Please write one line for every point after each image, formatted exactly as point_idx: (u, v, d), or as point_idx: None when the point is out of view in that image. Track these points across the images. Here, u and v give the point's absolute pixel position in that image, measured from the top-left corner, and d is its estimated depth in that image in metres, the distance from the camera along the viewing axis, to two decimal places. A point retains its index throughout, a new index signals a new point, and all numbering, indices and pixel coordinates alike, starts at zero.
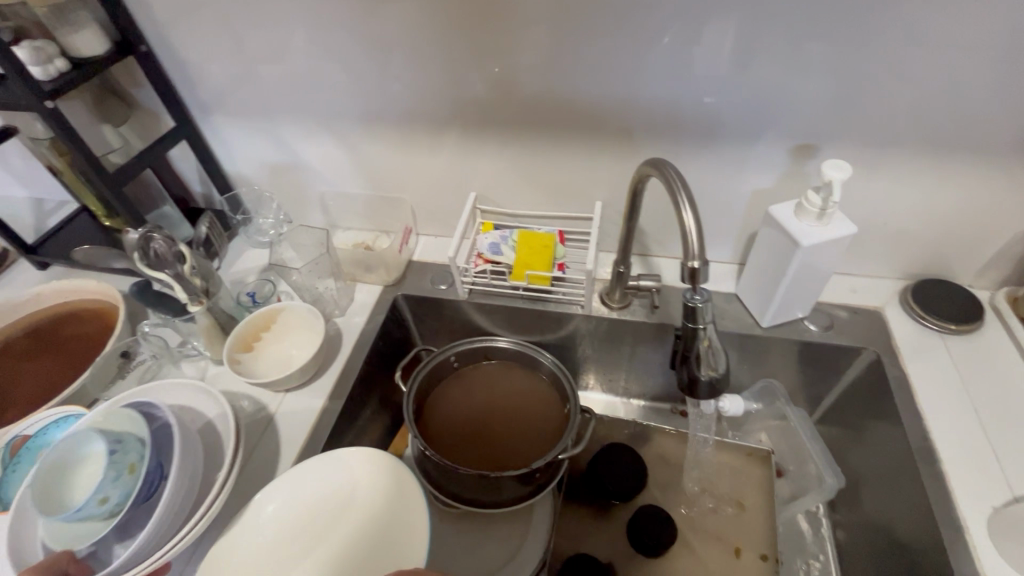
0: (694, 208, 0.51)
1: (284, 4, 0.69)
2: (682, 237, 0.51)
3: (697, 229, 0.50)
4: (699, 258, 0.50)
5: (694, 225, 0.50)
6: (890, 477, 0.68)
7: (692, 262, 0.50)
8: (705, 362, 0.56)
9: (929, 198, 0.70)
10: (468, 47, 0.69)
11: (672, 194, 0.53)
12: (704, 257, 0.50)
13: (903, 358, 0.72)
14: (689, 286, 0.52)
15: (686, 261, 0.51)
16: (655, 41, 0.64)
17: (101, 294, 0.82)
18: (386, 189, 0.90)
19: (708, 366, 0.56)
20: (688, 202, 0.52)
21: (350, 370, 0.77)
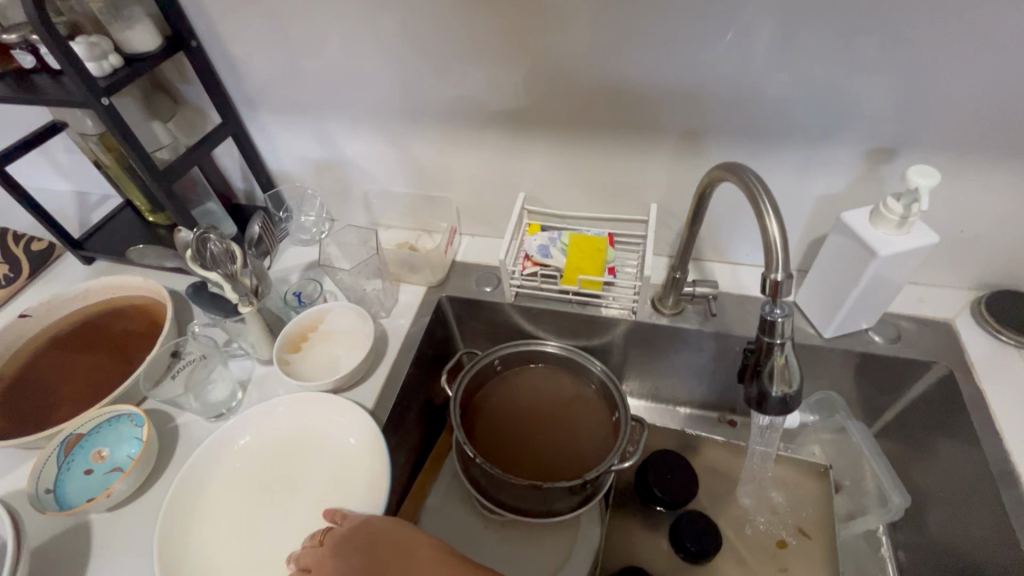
0: (778, 217, 0.48)
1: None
2: (766, 247, 0.48)
3: (783, 240, 0.47)
4: (783, 271, 0.47)
5: (779, 236, 0.47)
6: (962, 499, 0.65)
7: (774, 275, 0.48)
8: (780, 379, 0.53)
9: (1012, 206, 0.66)
10: (525, 43, 0.66)
11: (752, 201, 0.50)
12: (788, 270, 0.48)
13: (978, 375, 0.68)
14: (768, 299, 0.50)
15: (768, 273, 0.48)
16: (726, 36, 0.61)
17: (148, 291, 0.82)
18: (431, 188, 0.88)
19: (784, 383, 0.54)
20: (773, 211, 0.48)
21: (397, 373, 0.76)
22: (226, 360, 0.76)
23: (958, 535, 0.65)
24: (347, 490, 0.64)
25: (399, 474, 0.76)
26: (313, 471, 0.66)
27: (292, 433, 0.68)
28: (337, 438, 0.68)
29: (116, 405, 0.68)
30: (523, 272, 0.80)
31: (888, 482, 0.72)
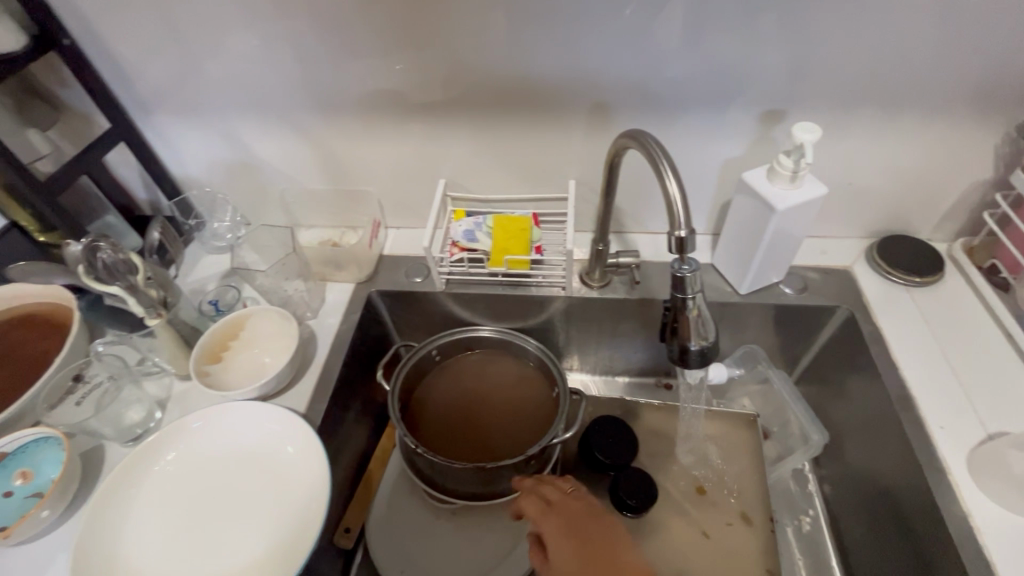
0: (677, 177, 0.50)
1: None
2: (669, 206, 0.50)
3: (682, 198, 0.49)
4: (686, 228, 0.50)
5: (679, 195, 0.49)
6: (870, 427, 0.71)
7: (679, 233, 0.50)
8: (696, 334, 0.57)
9: (890, 156, 0.72)
10: (427, 25, 0.66)
11: (654, 165, 0.52)
12: (690, 226, 0.50)
13: (875, 314, 0.74)
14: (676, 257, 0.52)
15: (673, 231, 0.50)
16: (621, 9, 0.62)
17: (47, 301, 0.75)
18: (350, 182, 0.85)
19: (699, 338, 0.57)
20: (672, 171, 0.51)
21: (329, 373, 0.73)
22: (140, 380, 0.71)
23: (871, 461, 0.70)
24: (275, 492, 0.62)
25: (341, 477, 0.74)
26: (240, 481, 0.63)
27: (215, 446, 0.65)
28: (264, 443, 0.65)
29: (43, 427, 0.62)
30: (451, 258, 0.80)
31: (809, 423, 0.78)
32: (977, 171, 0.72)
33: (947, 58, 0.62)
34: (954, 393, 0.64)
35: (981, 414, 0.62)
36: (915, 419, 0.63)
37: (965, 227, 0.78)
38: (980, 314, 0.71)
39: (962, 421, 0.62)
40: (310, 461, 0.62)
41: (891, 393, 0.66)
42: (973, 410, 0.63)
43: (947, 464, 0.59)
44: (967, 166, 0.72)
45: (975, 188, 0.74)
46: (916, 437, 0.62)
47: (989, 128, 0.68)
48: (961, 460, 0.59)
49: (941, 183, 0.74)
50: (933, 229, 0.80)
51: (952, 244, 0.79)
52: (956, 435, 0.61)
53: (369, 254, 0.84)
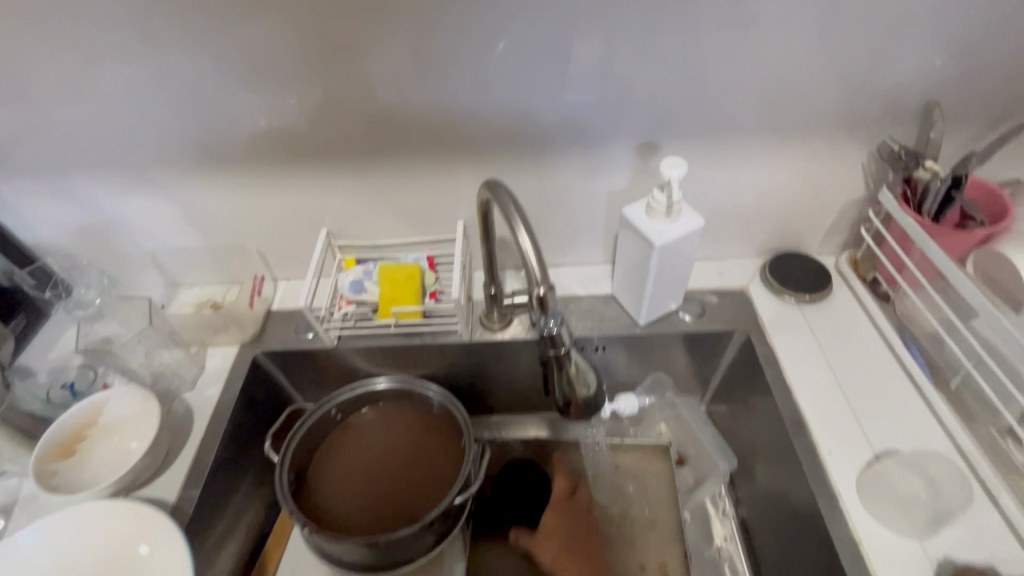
0: (529, 231, 0.49)
1: (48, 44, 0.59)
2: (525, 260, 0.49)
3: (536, 253, 0.48)
4: (544, 284, 0.48)
5: (532, 251, 0.48)
6: (770, 449, 0.70)
7: (538, 290, 0.49)
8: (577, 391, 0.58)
9: (767, 179, 0.73)
10: (283, 69, 0.62)
11: (507, 219, 0.50)
12: (549, 281, 0.49)
13: (769, 335, 0.74)
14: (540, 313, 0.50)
15: (533, 289, 0.49)
16: (482, 48, 0.61)
17: None
18: (228, 237, 0.80)
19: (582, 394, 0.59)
20: (524, 225, 0.49)
21: (205, 452, 0.67)
22: None
23: (773, 487, 0.69)
24: None
25: (226, 563, 0.67)
26: None
27: (60, 554, 0.58)
28: (116, 543, 0.58)
29: None
30: (339, 312, 0.77)
31: (715, 450, 0.80)
32: (850, 188, 0.74)
33: (802, 83, 0.64)
34: (843, 413, 0.65)
35: (867, 432, 0.63)
36: (807, 443, 0.63)
37: (849, 240, 0.80)
38: (866, 327, 0.73)
39: (850, 442, 0.62)
40: (167, 558, 0.56)
41: (784, 416, 0.66)
42: (861, 428, 0.63)
43: (839, 489, 0.59)
44: (839, 184, 0.74)
45: (850, 205, 0.76)
46: (808, 461, 0.62)
47: (853, 148, 0.70)
48: (852, 483, 0.59)
49: (818, 201, 0.76)
50: (820, 244, 0.82)
51: (839, 258, 0.81)
52: (846, 457, 0.61)
53: (253, 313, 0.79)
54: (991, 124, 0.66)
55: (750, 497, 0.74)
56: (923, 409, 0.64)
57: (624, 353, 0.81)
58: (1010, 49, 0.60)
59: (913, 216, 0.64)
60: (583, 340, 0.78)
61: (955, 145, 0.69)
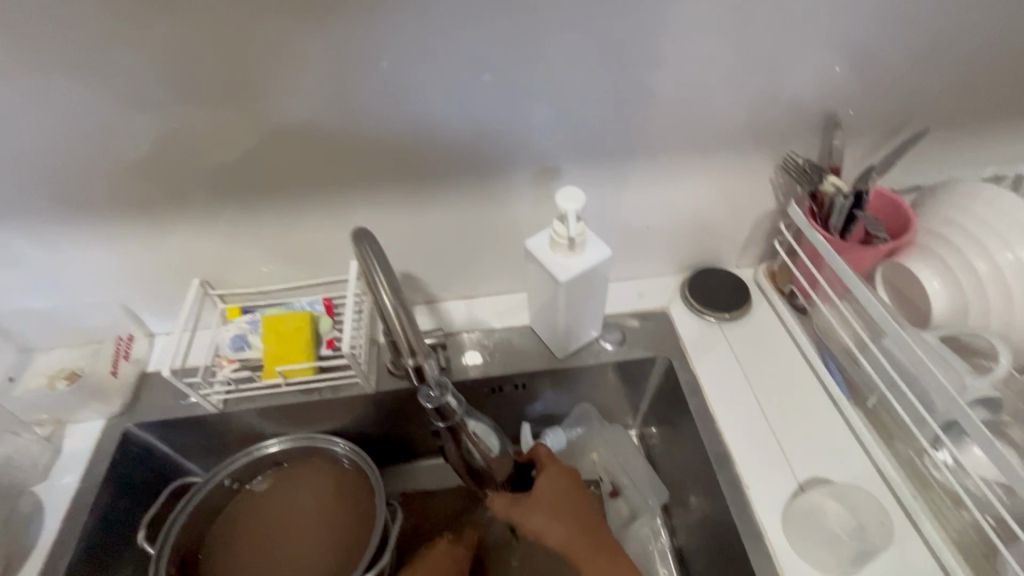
0: (396, 297, 0.44)
1: None
2: (398, 328, 0.45)
3: (404, 321, 0.44)
4: (418, 354, 0.45)
5: (400, 318, 0.44)
6: (697, 480, 0.67)
7: (412, 362, 0.45)
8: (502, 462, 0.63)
9: (677, 197, 0.70)
10: (118, 105, 0.54)
11: (372, 284, 0.46)
12: (424, 349, 0.45)
13: (692, 359, 0.71)
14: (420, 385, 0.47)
15: (406, 360, 0.45)
16: (352, 74, 0.54)
17: None
18: (86, 294, 0.70)
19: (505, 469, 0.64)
20: (394, 289, 0.45)
21: (60, 556, 0.58)
22: None
23: (704, 521, 0.66)
24: None
25: None
26: None
27: None
28: None
29: None
30: (219, 374, 0.67)
31: (646, 485, 0.75)
32: (762, 202, 0.72)
33: (704, 100, 0.60)
34: (767, 441, 0.62)
35: (791, 461, 0.60)
36: (732, 477, 0.60)
37: (766, 252, 0.78)
38: (785, 344, 0.71)
39: (774, 473, 0.60)
40: None
41: (708, 449, 0.63)
42: (784, 457, 0.61)
43: (765, 528, 0.56)
44: (750, 198, 0.71)
45: (764, 218, 0.74)
46: (734, 497, 0.59)
47: (761, 162, 0.67)
48: (777, 521, 0.56)
49: (731, 216, 0.73)
50: (739, 258, 0.80)
51: (757, 270, 0.79)
52: (770, 491, 0.58)
53: (119, 381, 0.68)
54: (890, 134, 0.65)
55: (685, 530, 0.71)
56: (844, 430, 0.62)
57: (547, 386, 0.75)
58: (902, 59, 0.59)
59: (822, 232, 0.62)
60: (500, 379, 0.73)
61: (859, 155, 0.68)
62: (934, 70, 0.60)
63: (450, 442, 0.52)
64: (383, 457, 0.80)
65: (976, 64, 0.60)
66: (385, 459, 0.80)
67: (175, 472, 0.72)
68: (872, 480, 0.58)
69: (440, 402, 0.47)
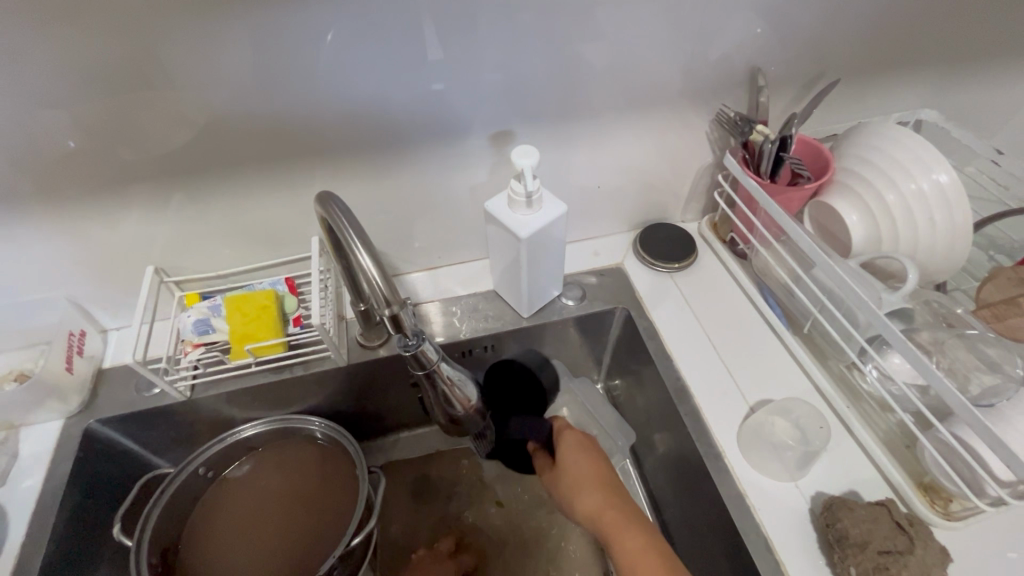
0: (369, 250, 0.47)
1: None
2: (369, 282, 0.47)
3: (379, 271, 0.46)
4: (394, 303, 0.47)
5: (374, 269, 0.46)
6: (659, 417, 0.73)
7: (389, 310, 0.47)
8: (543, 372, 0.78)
9: (623, 156, 0.74)
10: (54, 90, 0.51)
11: (343, 239, 0.47)
12: (400, 299, 0.47)
13: (648, 307, 0.76)
14: (397, 333, 0.49)
15: (383, 310, 0.47)
16: (302, 47, 0.54)
17: None
18: (26, 290, 0.66)
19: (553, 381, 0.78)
20: (365, 245, 0.47)
21: (31, 557, 0.56)
22: None
23: (669, 455, 0.71)
24: None
25: None
26: None
27: None
28: None
29: None
30: (185, 360, 0.67)
31: (615, 429, 0.80)
32: (700, 156, 0.77)
33: (644, 61, 0.64)
34: (721, 374, 0.68)
35: (741, 386, 0.67)
36: (691, 409, 0.65)
37: (706, 205, 0.84)
38: (729, 287, 0.77)
39: (727, 399, 0.66)
40: None
41: (670, 387, 0.68)
42: (735, 385, 0.67)
43: (723, 449, 0.62)
44: (689, 153, 0.76)
45: (703, 171, 0.79)
46: (695, 426, 0.64)
47: (698, 119, 0.72)
48: (734, 440, 0.62)
49: (674, 173, 0.79)
50: (683, 212, 0.85)
51: (700, 222, 0.85)
52: (725, 416, 0.64)
53: (75, 379, 0.66)
54: (806, 87, 0.72)
55: (652, 466, 0.76)
56: (785, 356, 0.69)
57: (515, 348, 0.79)
58: (816, 18, 0.65)
59: (755, 178, 0.68)
60: (469, 343, 0.75)
61: (782, 106, 0.74)
62: (844, 27, 0.66)
63: (426, 389, 0.55)
64: (358, 432, 0.81)
65: (878, 20, 0.67)
66: (363, 434, 0.81)
67: (144, 466, 0.71)
68: (810, 395, 0.65)
69: (419, 348, 0.50)
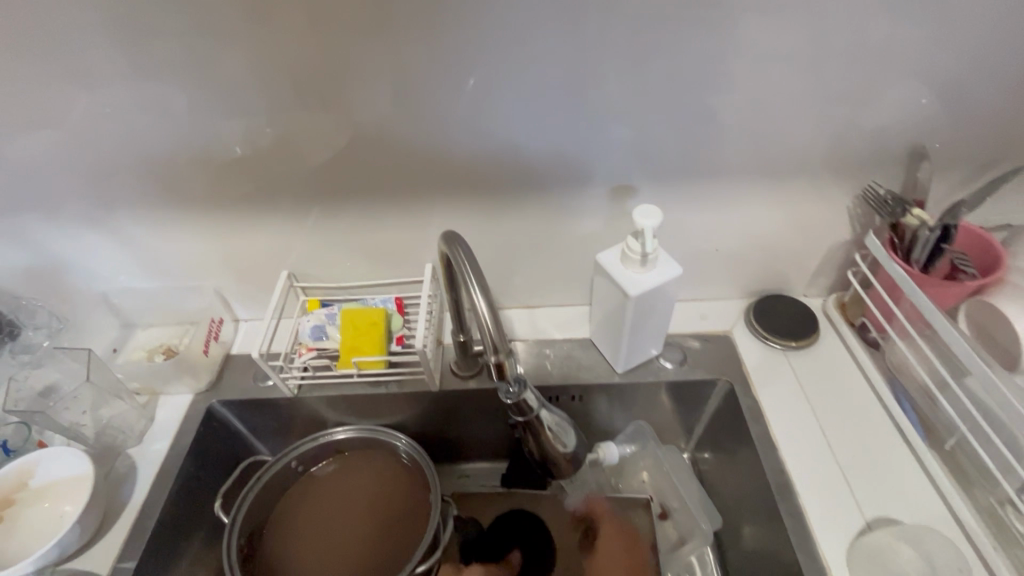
0: (486, 293, 0.47)
1: None
2: (479, 322, 0.47)
3: (492, 316, 0.46)
4: (501, 350, 0.47)
5: (488, 314, 0.46)
6: (755, 511, 0.66)
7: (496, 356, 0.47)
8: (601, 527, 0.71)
9: (748, 221, 0.70)
10: (241, 112, 0.59)
11: (463, 277, 0.48)
12: (507, 347, 0.47)
13: (755, 386, 0.70)
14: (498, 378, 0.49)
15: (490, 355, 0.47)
16: (449, 90, 0.58)
17: None
18: (186, 276, 0.77)
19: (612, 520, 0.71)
20: (481, 288, 0.47)
21: (149, 514, 0.63)
22: None
23: (760, 553, 0.65)
24: None
25: None
26: None
27: None
28: None
29: None
30: (298, 360, 0.72)
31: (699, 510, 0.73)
32: (838, 230, 0.71)
33: (785, 129, 0.61)
34: (832, 477, 0.61)
35: (858, 497, 0.59)
36: (794, 508, 0.59)
37: (836, 283, 0.77)
38: (854, 378, 0.69)
39: (841, 509, 0.58)
40: None
41: (771, 479, 0.62)
42: (851, 493, 0.59)
43: (827, 563, 0.55)
44: (824, 227, 0.71)
45: (837, 247, 0.73)
46: (796, 530, 0.58)
47: (840, 191, 0.67)
48: (843, 557, 0.55)
49: (803, 243, 0.73)
50: (807, 286, 0.79)
51: (826, 300, 0.78)
52: (835, 525, 0.57)
53: (209, 359, 0.74)
54: (976, 171, 0.64)
55: (738, 560, 0.69)
56: (916, 470, 0.60)
57: (603, 402, 0.76)
58: (999, 97, 0.58)
59: (903, 265, 0.61)
60: (558, 389, 0.74)
61: (945, 187, 0.66)
62: None
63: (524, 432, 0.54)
64: (435, 456, 0.83)
65: None
66: (439, 459, 0.83)
67: (247, 449, 0.77)
68: (946, 523, 0.56)
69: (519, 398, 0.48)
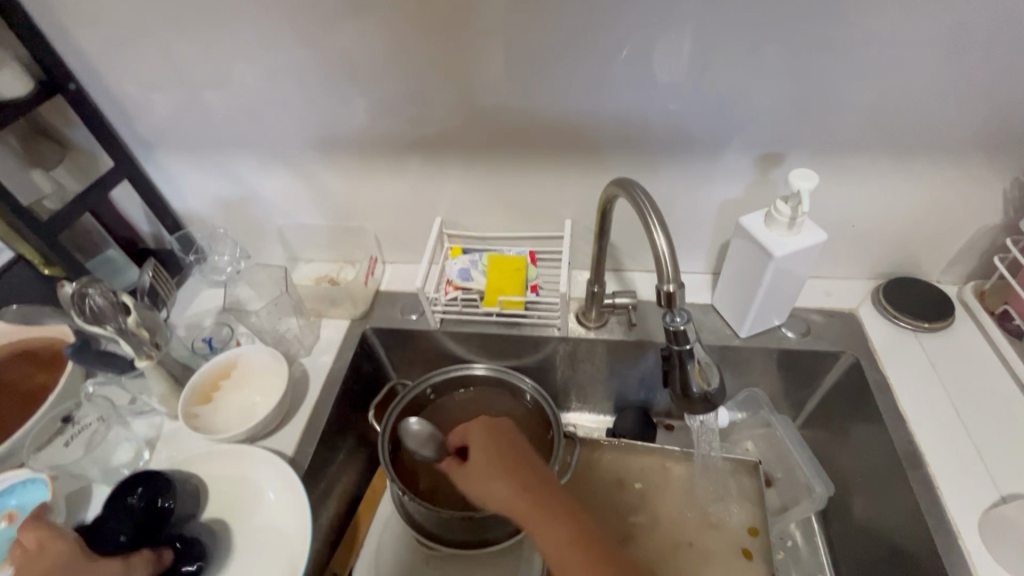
0: (664, 229, 0.52)
1: (232, 30, 0.65)
2: (656, 256, 0.52)
3: (669, 249, 0.52)
4: (674, 281, 0.52)
5: (666, 249, 0.52)
6: (872, 479, 0.67)
7: (667, 286, 0.52)
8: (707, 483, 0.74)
9: (892, 199, 0.71)
10: (427, 66, 0.66)
11: (642, 216, 0.54)
12: (678, 279, 0.52)
13: (882, 361, 0.71)
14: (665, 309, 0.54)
15: (662, 285, 0.52)
16: (620, 53, 0.62)
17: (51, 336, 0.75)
18: (348, 218, 0.87)
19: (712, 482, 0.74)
20: (659, 227, 0.53)
21: (321, 412, 0.73)
22: (128, 421, 0.72)
23: (874, 520, 0.66)
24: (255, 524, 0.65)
25: (332, 513, 0.74)
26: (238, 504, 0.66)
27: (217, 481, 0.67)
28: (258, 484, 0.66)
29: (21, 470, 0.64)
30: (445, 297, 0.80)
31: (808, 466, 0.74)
32: (989, 214, 0.70)
33: (953, 104, 0.61)
34: (965, 452, 0.61)
35: (992, 473, 0.60)
36: (922, 476, 0.60)
37: (977, 270, 0.76)
38: (990, 363, 0.69)
39: (972, 482, 0.59)
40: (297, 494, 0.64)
41: (899, 448, 0.63)
42: (984, 468, 0.60)
43: (957, 527, 0.57)
44: (973, 210, 0.70)
45: (984, 232, 0.72)
46: (924, 496, 0.59)
47: (999, 173, 0.66)
48: (973, 524, 0.57)
49: (947, 226, 0.72)
50: (942, 272, 0.78)
51: (963, 287, 0.77)
52: (966, 495, 0.58)
53: (365, 291, 0.84)
54: None
55: (846, 527, 0.71)
56: None
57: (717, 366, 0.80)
58: None
59: None
60: None
61: None
62: None
63: (670, 363, 0.57)
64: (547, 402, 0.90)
65: None
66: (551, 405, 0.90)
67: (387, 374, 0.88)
68: None
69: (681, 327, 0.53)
